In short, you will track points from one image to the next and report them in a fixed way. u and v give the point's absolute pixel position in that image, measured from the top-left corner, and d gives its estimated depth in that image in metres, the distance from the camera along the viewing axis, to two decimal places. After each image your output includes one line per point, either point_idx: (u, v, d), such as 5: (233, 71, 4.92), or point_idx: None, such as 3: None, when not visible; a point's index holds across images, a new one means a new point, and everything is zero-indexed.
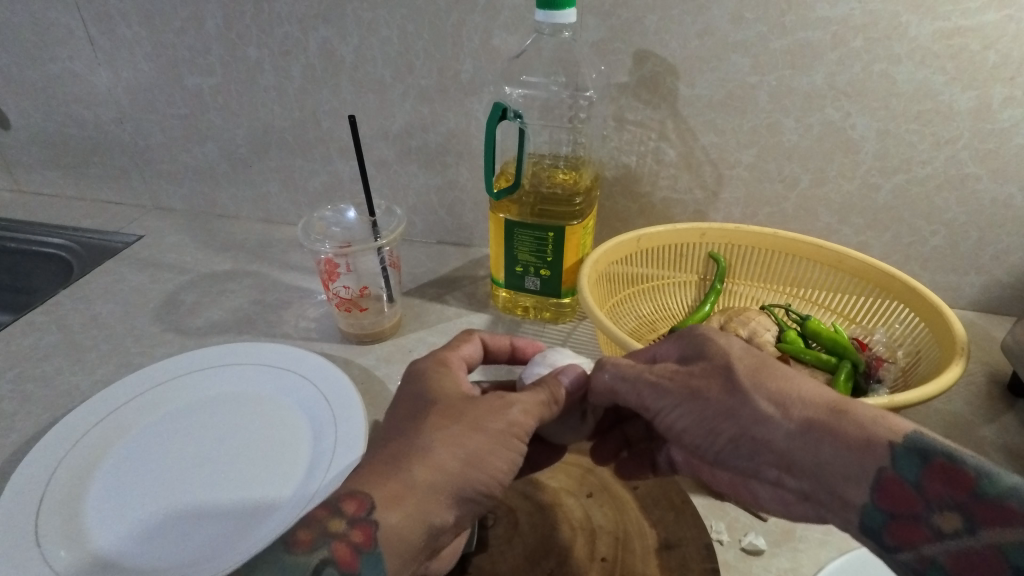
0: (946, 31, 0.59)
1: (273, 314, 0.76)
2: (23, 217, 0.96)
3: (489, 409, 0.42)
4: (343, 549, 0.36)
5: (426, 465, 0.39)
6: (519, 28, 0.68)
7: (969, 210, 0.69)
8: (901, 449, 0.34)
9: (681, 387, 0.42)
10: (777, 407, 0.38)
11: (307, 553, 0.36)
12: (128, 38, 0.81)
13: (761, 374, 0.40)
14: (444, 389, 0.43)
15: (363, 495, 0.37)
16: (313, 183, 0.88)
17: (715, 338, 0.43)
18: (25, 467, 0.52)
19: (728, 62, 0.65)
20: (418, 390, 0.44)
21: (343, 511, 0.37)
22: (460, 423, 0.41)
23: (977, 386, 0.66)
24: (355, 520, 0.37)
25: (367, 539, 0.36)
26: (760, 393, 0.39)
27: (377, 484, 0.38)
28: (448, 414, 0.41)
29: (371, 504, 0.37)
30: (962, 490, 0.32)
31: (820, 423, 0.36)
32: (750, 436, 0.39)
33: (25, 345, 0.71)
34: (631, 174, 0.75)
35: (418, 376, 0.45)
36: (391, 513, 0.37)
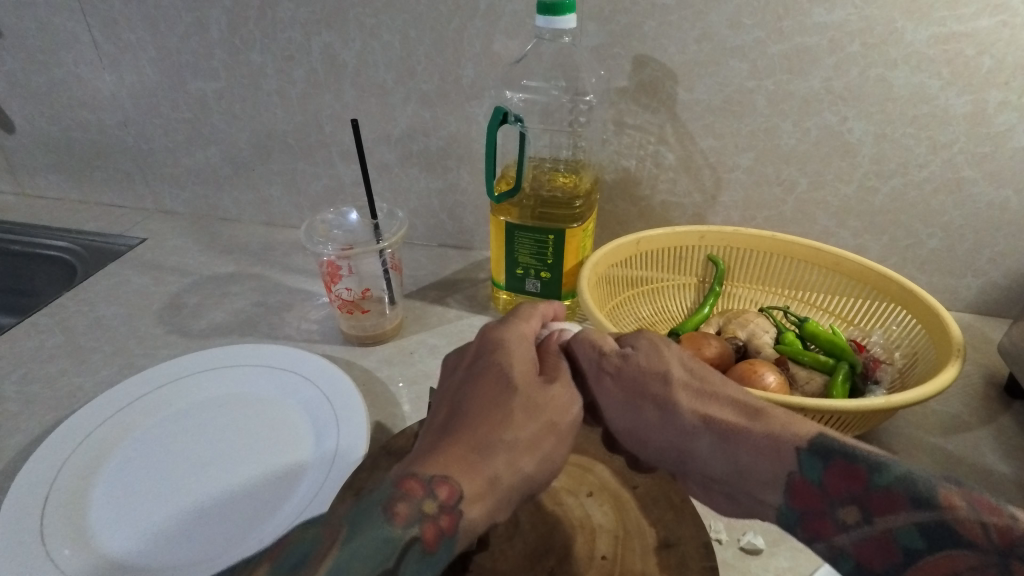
0: (941, 37, 0.60)
1: (275, 317, 0.77)
2: (27, 220, 0.97)
3: (565, 408, 0.41)
4: (431, 531, 0.34)
5: (507, 458, 0.38)
6: (519, 33, 0.69)
7: (966, 213, 0.69)
8: (806, 452, 0.35)
9: (620, 386, 0.42)
10: (703, 418, 0.39)
11: (402, 528, 0.33)
12: (132, 43, 0.82)
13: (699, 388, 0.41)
14: (524, 373, 0.42)
15: (454, 482, 0.35)
16: (315, 187, 0.89)
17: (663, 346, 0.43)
18: (30, 466, 0.52)
19: (726, 67, 0.66)
20: (500, 365, 0.42)
21: (435, 493, 0.35)
22: (540, 422, 0.40)
23: (974, 387, 0.66)
24: (445, 506, 0.34)
25: (452, 527, 0.34)
26: (689, 404, 0.40)
27: (464, 475, 0.36)
28: (530, 411, 0.40)
29: (461, 494, 0.35)
30: (858, 484, 0.33)
31: (739, 432, 0.37)
32: (677, 445, 0.40)
33: (30, 347, 0.72)
34: (631, 177, 0.76)
35: (501, 345, 0.44)
36: (474, 509, 0.35)
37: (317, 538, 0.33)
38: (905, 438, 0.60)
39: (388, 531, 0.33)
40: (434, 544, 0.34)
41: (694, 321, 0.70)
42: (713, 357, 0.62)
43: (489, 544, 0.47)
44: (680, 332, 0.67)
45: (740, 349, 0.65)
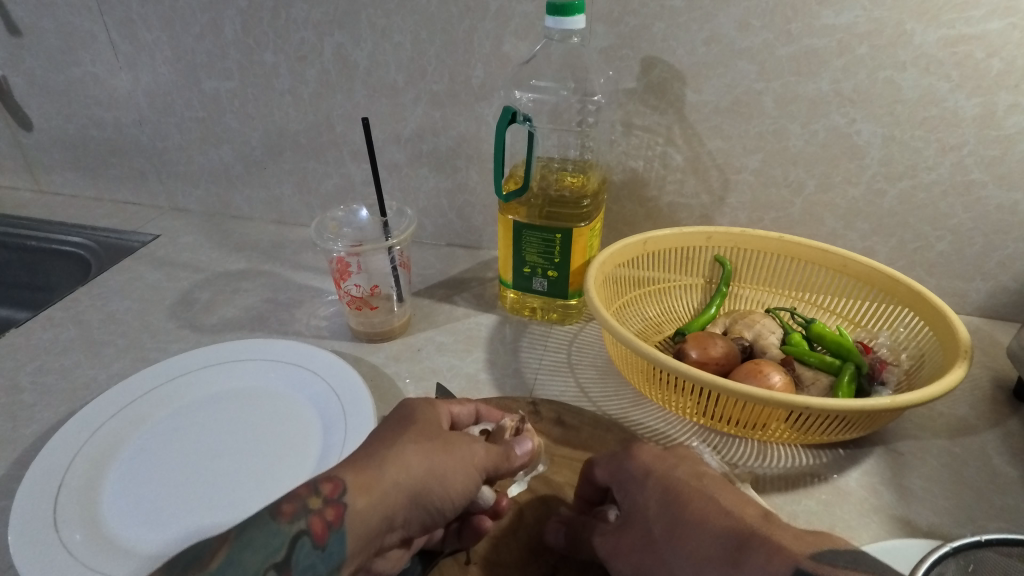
0: (950, 39, 0.60)
1: (285, 313, 0.78)
2: (43, 216, 0.98)
3: (458, 438, 0.45)
4: (317, 523, 0.38)
5: (396, 466, 0.42)
6: (529, 34, 0.69)
7: (974, 216, 0.69)
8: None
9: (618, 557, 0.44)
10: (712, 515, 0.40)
11: (287, 523, 0.38)
12: (148, 43, 0.83)
13: None
14: (430, 417, 0.46)
15: (338, 478, 0.41)
16: (325, 186, 0.90)
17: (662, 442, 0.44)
18: (47, 454, 0.54)
19: (734, 68, 0.67)
20: (402, 410, 0.47)
21: (319, 490, 0.39)
22: (432, 440, 0.44)
23: (982, 391, 0.66)
24: (330, 499, 0.39)
25: (338, 517, 0.39)
26: None
27: (349, 471, 0.41)
28: (424, 433, 0.44)
29: (345, 487, 0.40)
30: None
31: (734, 569, 0.37)
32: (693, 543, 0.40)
33: (45, 339, 0.73)
34: (638, 178, 0.76)
35: (405, 403, 0.48)
36: (359, 498, 0.40)
37: (209, 542, 0.36)
38: (911, 441, 0.60)
39: (275, 525, 0.38)
40: (322, 535, 0.38)
41: (701, 321, 0.70)
42: (719, 356, 0.62)
43: (495, 537, 0.48)
44: (686, 332, 0.67)
45: (746, 349, 0.65)
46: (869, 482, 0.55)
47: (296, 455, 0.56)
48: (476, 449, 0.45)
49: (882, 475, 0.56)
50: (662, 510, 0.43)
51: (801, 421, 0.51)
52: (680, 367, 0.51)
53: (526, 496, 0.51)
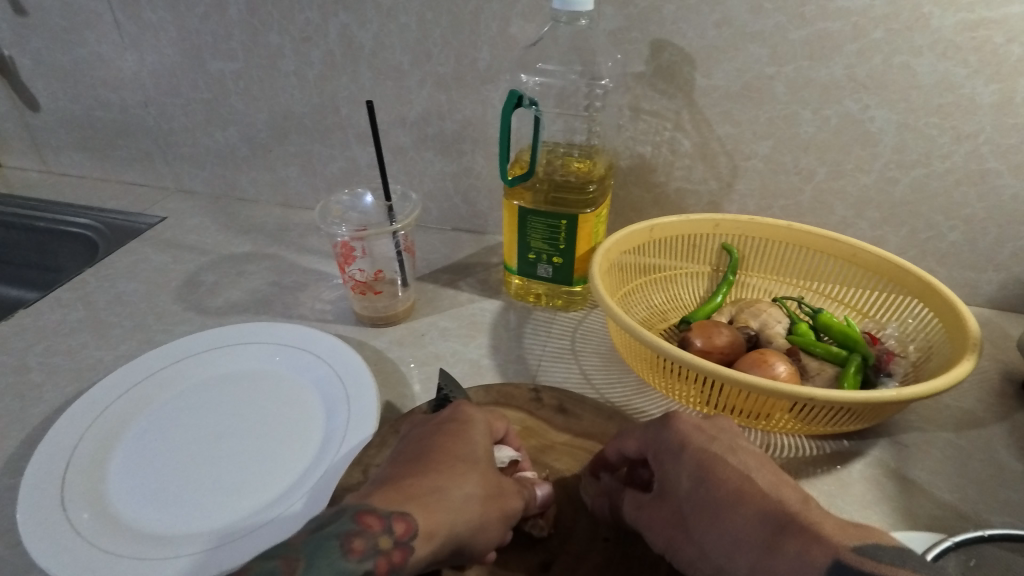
0: (969, 23, 0.58)
1: (290, 296, 0.78)
2: (52, 197, 0.99)
3: (512, 485, 0.46)
4: (383, 565, 0.36)
5: (462, 508, 0.41)
6: (537, 16, 0.68)
7: (988, 206, 0.68)
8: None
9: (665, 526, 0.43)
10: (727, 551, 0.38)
11: (356, 562, 0.35)
12: (153, 23, 0.83)
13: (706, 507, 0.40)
14: (487, 449, 0.46)
15: (411, 518, 0.39)
16: (331, 169, 0.89)
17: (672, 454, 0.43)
18: (54, 433, 0.54)
19: (745, 52, 0.65)
20: (466, 433, 0.46)
21: (391, 529, 0.37)
22: (493, 488, 0.44)
23: (991, 384, 0.65)
24: (400, 542, 0.37)
25: (402, 561, 0.37)
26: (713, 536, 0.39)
27: (420, 512, 0.39)
28: (487, 476, 0.44)
29: (415, 532, 0.38)
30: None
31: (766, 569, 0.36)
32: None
33: (52, 320, 0.74)
34: (646, 164, 0.75)
35: (468, 423, 0.47)
36: (423, 546, 0.38)
37: (276, 570, 0.32)
38: (917, 433, 0.59)
39: (343, 565, 0.34)
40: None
41: (706, 310, 0.69)
42: (724, 346, 0.61)
43: None
44: (691, 320, 0.67)
45: (752, 338, 0.65)
46: (872, 473, 0.55)
47: (300, 438, 0.56)
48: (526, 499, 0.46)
49: (886, 467, 0.56)
50: (692, 484, 0.41)
51: (805, 412, 0.51)
52: (684, 355, 0.51)
53: None
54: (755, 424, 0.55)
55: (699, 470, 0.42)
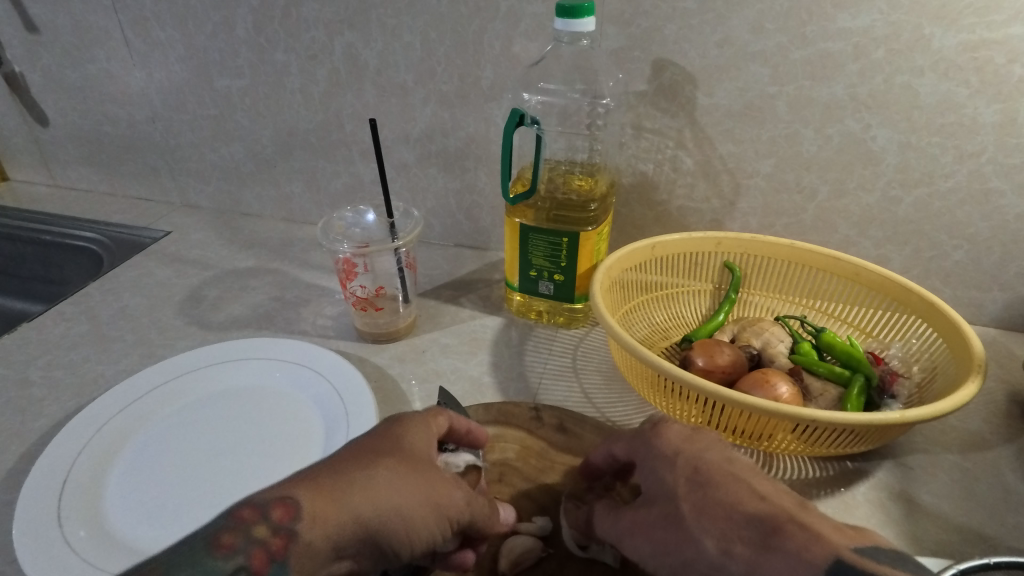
0: (971, 44, 0.58)
1: (291, 312, 0.78)
2: (58, 211, 1.00)
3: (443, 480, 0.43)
4: (258, 557, 0.37)
5: (366, 494, 0.40)
6: (539, 35, 0.69)
7: (993, 225, 0.67)
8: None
9: (643, 535, 0.41)
10: (722, 548, 0.36)
11: (225, 559, 0.37)
12: (162, 41, 0.84)
13: (708, 507, 0.38)
14: (417, 447, 0.44)
15: (294, 502, 0.39)
16: (335, 184, 0.90)
17: (661, 471, 0.42)
18: (54, 448, 0.54)
19: (747, 72, 0.65)
20: (411, 423, 0.46)
21: (268, 516, 0.38)
22: (412, 475, 0.42)
23: (997, 406, 0.64)
24: (278, 528, 0.38)
25: (283, 549, 0.37)
26: (708, 534, 0.37)
27: (307, 492, 0.39)
28: (404, 463, 0.42)
29: (298, 513, 0.38)
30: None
31: (760, 562, 0.35)
32: None
33: (55, 334, 0.74)
34: (648, 182, 0.75)
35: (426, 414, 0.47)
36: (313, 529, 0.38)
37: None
38: (921, 455, 0.58)
39: (211, 563, 0.36)
40: (262, 569, 0.37)
41: (708, 328, 0.69)
42: (725, 364, 0.61)
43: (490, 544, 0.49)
44: (693, 338, 0.67)
45: (753, 358, 0.65)
46: (877, 496, 0.54)
47: (299, 457, 0.56)
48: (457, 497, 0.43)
49: (891, 489, 0.55)
50: (688, 486, 0.40)
51: (809, 435, 0.50)
52: (685, 375, 0.50)
53: (524, 503, 0.51)
54: (758, 444, 0.55)
55: (688, 477, 0.41)
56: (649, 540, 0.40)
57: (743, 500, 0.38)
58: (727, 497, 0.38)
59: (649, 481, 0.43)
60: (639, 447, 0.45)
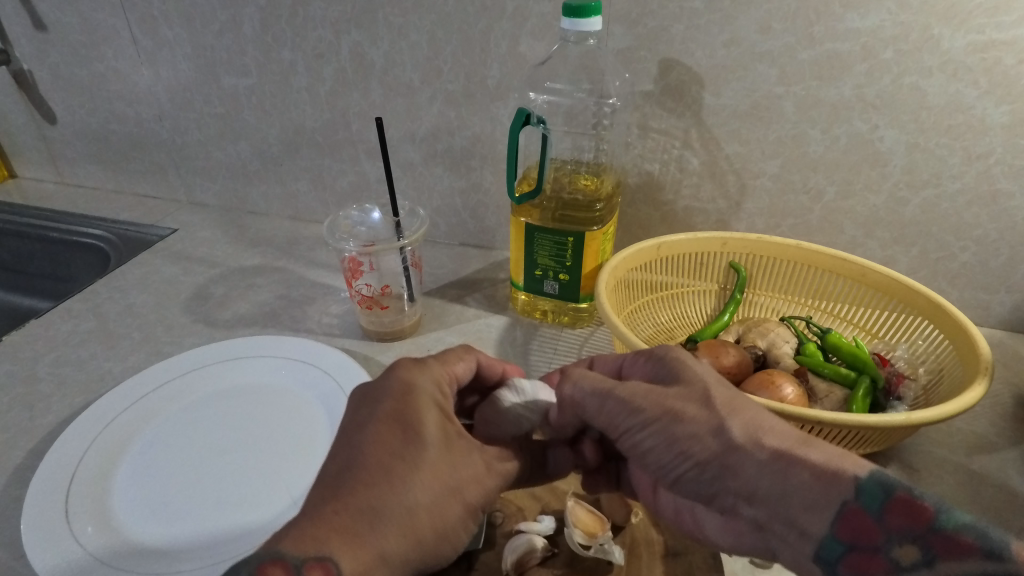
0: (979, 44, 0.58)
1: (297, 310, 0.78)
2: (66, 209, 1.00)
3: (475, 477, 0.41)
4: None
5: (404, 530, 0.37)
6: (546, 34, 0.69)
7: (1001, 227, 0.67)
8: (865, 480, 0.32)
9: (657, 406, 0.39)
10: (752, 437, 0.35)
11: None
12: (170, 39, 0.84)
13: (735, 402, 0.37)
14: (429, 427, 0.40)
15: (332, 564, 0.35)
16: (341, 183, 0.90)
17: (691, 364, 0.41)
18: (62, 444, 0.55)
19: (754, 72, 0.65)
20: (406, 414, 0.41)
21: None
22: (447, 488, 0.39)
23: (1003, 408, 0.64)
24: None
25: None
26: (736, 421, 0.36)
27: (343, 549, 0.36)
28: (436, 473, 0.39)
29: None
30: (922, 521, 0.31)
31: (788, 454, 0.34)
32: (721, 463, 0.36)
33: (63, 331, 0.74)
34: (654, 182, 0.75)
35: (412, 393, 0.42)
36: None
37: None
38: (926, 457, 0.58)
39: None
40: None
41: (714, 328, 0.69)
42: (731, 366, 0.61)
43: (496, 543, 0.49)
44: (698, 339, 0.67)
45: (759, 359, 0.64)
46: None
47: (306, 455, 0.56)
48: (492, 487, 0.42)
49: None
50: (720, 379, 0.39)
51: (815, 436, 0.50)
52: None
53: (529, 503, 0.52)
54: None
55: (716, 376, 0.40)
56: (650, 425, 0.39)
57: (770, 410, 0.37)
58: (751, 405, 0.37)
59: (666, 370, 0.42)
60: (647, 360, 0.44)
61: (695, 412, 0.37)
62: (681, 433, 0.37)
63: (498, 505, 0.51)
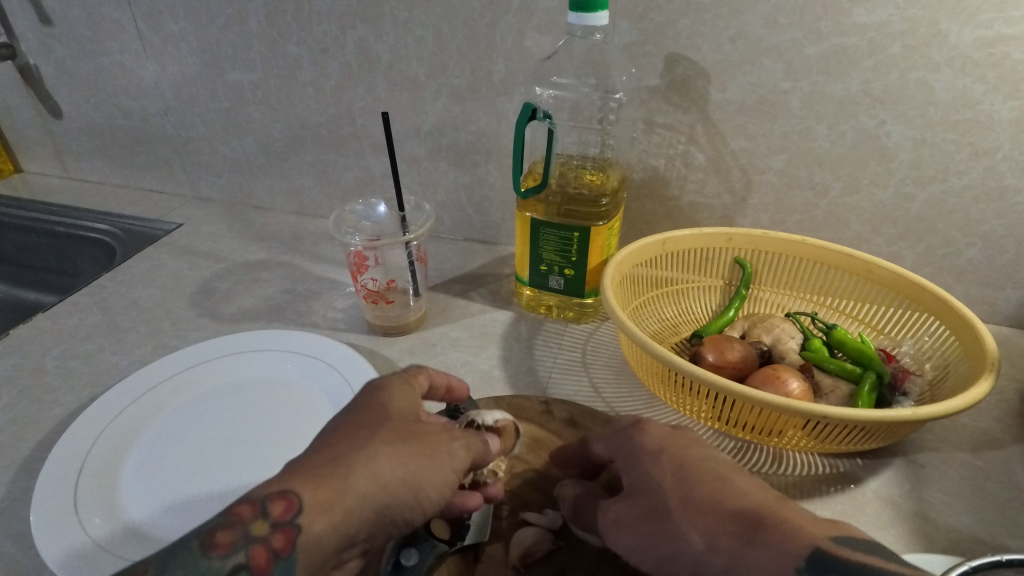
0: (988, 39, 0.58)
1: (303, 304, 0.78)
2: (71, 203, 1.01)
3: (436, 437, 0.44)
4: (260, 555, 0.37)
5: (366, 473, 0.40)
6: (552, 29, 0.69)
7: (1008, 223, 0.67)
8: (805, 568, 0.36)
9: (627, 530, 0.43)
10: (707, 543, 0.40)
11: (221, 559, 0.36)
12: (175, 34, 0.84)
13: (688, 507, 0.42)
14: (400, 404, 0.45)
15: (294, 496, 0.38)
16: (345, 178, 0.90)
17: (646, 468, 0.45)
18: (70, 436, 0.55)
19: (760, 67, 0.65)
20: (371, 396, 0.46)
21: (267, 512, 0.37)
22: (410, 443, 0.43)
23: (1008, 404, 0.64)
24: (278, 523, 0.37)
25: (286, 545, 0.37)
26: (693, 530, 0.41)
27: (309, 487, 0.39)
28: (398, 432, 0.43)
29: (300, 508, 0.38)
30: (891, 575, 0.35)
31: (739, 554, 0.38)
32: (694, 573, 0.40)
33: (69, 324, 0.75)
34: (659, 177, 0.75)
35: (378, 383, 0.47)
36: (318, 521, 0.38)
37: None
38: (931, 452, 0.58)
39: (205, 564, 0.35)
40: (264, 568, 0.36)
41: (719, 323, 0.69)
42: (736, 360, 0.61)
43: (502, 536, 0.49)
44: (703, 334, 0.67)
45: (764, 354, 0.64)
46: (887, 493, 0.54)
47: None
48: (456, 449, 0.45)
49: (901, 487, 0.55)
50: (674, 482, 0.44)
51: (822, 431, 0.50)
52: (694, 369, 0.50)
53: (535, 496, 0.52)
54: (770, 441, 0.55)
55: (671, 476, 0.44)
56: (629, 544, 0.43)
57: (723, 501, 0.41)
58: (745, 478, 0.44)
59: (634, 478, 0.46)
60: (665, 414, 0.50)
61: (659, 530, 0.42)
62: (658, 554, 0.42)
63: (504, 498, 0.51)
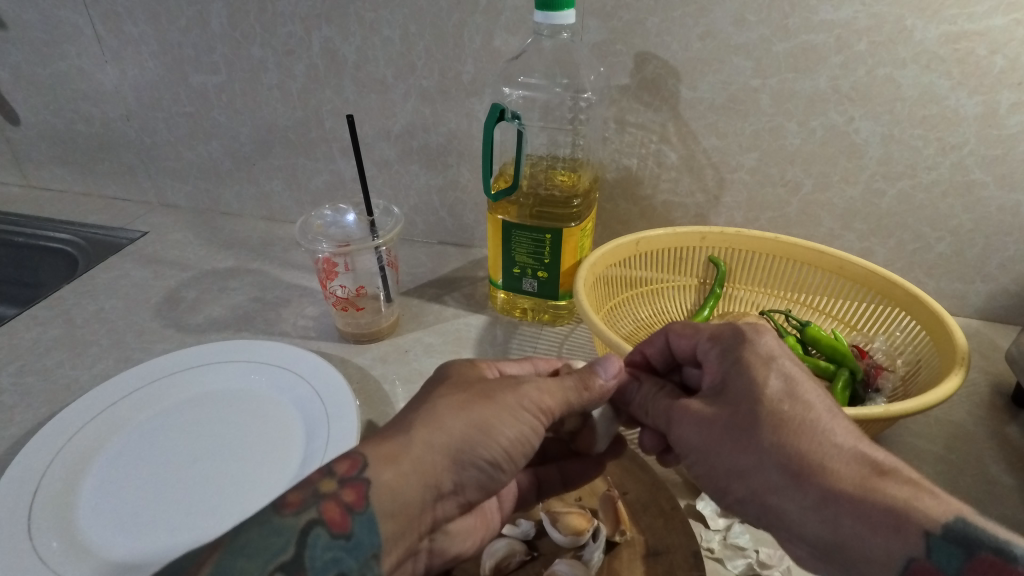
0: (951, 35, 0.58)
1: (272, 312, 0.76)
2: (31, 212, 0.97)
3: (500, 385, 0.43)
4: (332, 509, 0.36)
5: (427, 428, 0.39)
6: (520, 28, 0.68)
7: (975, 217, 0.68)
8: (936, 536, 0.31)
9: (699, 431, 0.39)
10: (792, 469, 0.35)
11: (294, 515, 0.35)
12: (134, 36, 0.82)
13: (780, 424, 0.36)
14: (463, 372, 0.44)
15: (357, 455, 0.38)
16: (315, 182, 0.88)
17: (748, 372, 0.39)
18: (23, 458, 0.52)
19: (729, 65, 0.65)
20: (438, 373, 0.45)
21: (335, 471, 0.38)
22: (469, 393, 0.41)
23: (981, 398, 0.64)
24: (346, 480, 0.37)
25: (357, 499, 0.37)
26: (773, 447, 0.36)
27: (373, 447, 0.39)
28: (457, 388, 0.42)
29: (365, 463, 0.38)
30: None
31: (838, 497, 0.33)
32: (762, 501, 0.37)
33: (28, 338, 0.72)
34: (632, 176, 0.75)
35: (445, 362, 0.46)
36: (385, 472, 0.38)
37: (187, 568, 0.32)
38: (907, 447, 0.58)
39: (280, 520, 0.35)
40: (341, 524, 0.36)
41: None
42: None
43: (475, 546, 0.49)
44: None
45: None
46: None
47: (278, 463, 0.55)
48: (529, 389, 0.43)
49: None
50: (778, 396, 0.37)
51: None
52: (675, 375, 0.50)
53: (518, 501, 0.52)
54: None
55: (778, 384, 0.38)
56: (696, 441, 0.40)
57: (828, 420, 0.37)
58: (813, 417, 0.36)
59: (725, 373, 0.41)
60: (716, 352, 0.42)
61: (733, 442, 0.37)
62: (727, 464, 0.38)
63: None
